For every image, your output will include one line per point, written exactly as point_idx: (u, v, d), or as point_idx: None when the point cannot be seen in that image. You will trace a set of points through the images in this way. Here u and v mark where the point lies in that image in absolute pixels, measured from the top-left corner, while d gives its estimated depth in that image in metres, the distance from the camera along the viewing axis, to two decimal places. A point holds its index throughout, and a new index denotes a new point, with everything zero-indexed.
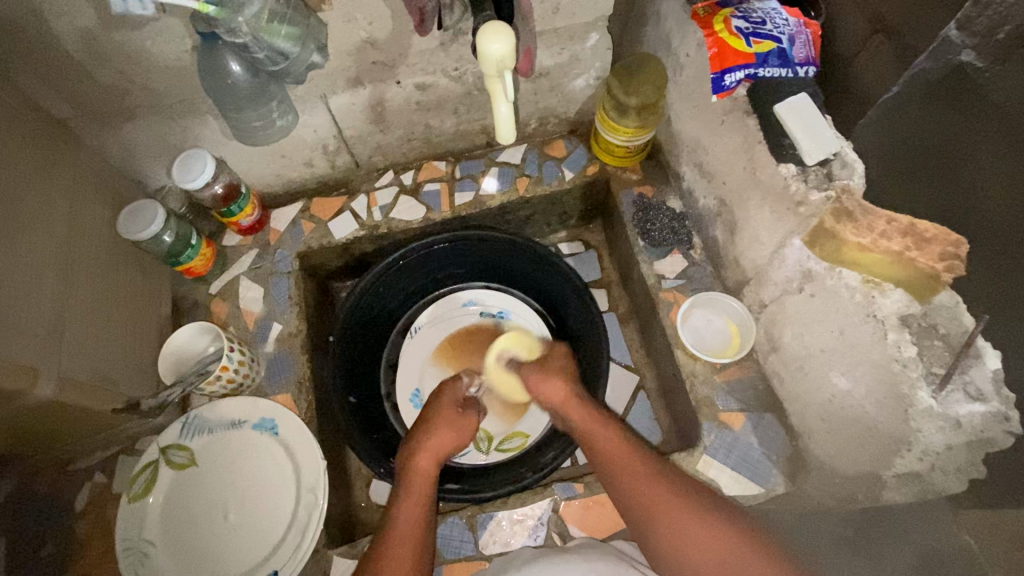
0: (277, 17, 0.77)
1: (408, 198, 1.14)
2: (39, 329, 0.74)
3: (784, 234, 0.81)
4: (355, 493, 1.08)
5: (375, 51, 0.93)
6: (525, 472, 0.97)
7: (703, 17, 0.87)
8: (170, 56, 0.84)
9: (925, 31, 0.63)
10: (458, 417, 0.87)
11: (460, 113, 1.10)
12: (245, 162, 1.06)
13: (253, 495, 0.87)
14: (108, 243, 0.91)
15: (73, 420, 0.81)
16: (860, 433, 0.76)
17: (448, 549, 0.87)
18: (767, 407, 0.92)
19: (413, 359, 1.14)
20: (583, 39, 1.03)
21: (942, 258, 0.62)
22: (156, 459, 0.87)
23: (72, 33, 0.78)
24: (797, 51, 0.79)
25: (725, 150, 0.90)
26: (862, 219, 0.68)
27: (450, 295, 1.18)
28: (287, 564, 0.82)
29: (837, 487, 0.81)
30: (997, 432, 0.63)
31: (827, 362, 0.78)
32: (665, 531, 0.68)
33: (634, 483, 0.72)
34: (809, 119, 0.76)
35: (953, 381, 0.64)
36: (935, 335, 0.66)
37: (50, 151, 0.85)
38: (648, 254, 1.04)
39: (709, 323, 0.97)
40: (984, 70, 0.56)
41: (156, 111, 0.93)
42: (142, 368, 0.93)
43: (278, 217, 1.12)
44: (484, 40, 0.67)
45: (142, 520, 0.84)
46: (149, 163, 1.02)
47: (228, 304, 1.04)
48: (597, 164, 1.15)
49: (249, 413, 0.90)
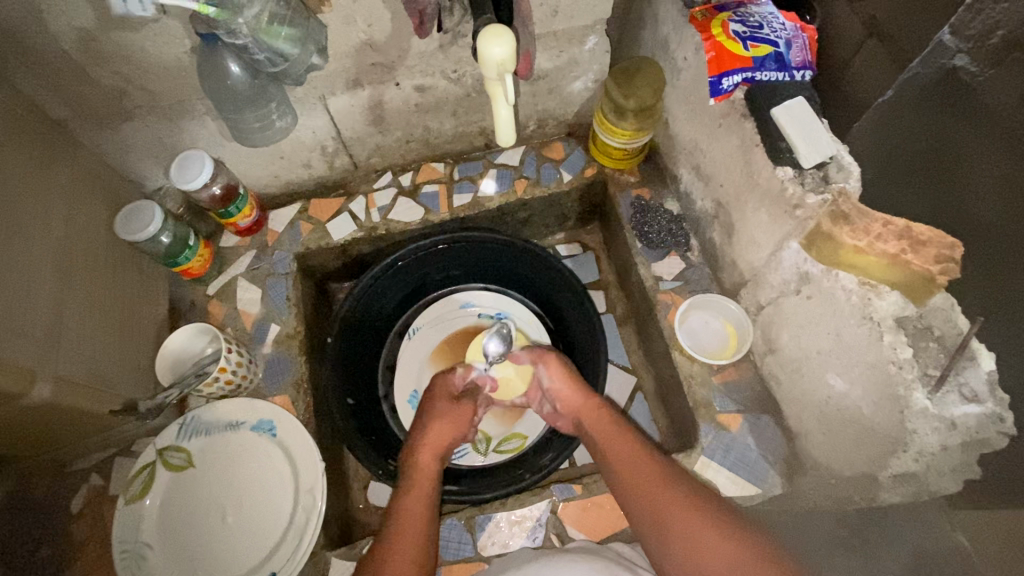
0: (277, 18, 0.77)
1: (406, 200, 1.14)
2: (35, 331, 0.74)
3: (780, 237, 0.82)
4: (353, 494, 1.08)
5: (374, 52, 0.93)
6: (524, 473, 0.99)
7: (700, 21, 0.87)
8: (169, 57, 0.84)
9: (919, 37, 0.64)
10: (453, 411, 0.90)
11: (459, 114, 1.11)
12: (242, 163, 1.06)
13: (251, 497, 0.87)
14: (105, 245, 0.91)
15: (70, 421, 0.81)
16: (856, 434, 0.76)
17: (446, 551, 0.87)
18: (763, 408, 0.92)
19: (410, 361, 1.13)
20: (581, 42, 1.04)
21: (937, 261, 0.63)
22: (152, 460, 0.87)
23: (70, 34, 0.78)
24: (793, 55, 0.80)
25: (722, 153, 0.91)
26: (859, 222, 0.69)
27: (446, 297, 1.18)
28: (285, 566, 0.82)
29: (833, 488, 0.82)
30: (991, 433, 0.64)
31: (824, 364, 0.79)
32: (671, 533, 0.67)
33: (637, 483, 0.73)
34: (805, 122, 0.77)
35: (948, 382, 0.65)
36: (930, 337, 0.67)
37: (47, 152, 0.84)
38: (645, 256, 1.05)
39: (705, 324, 0.98)
40: (977, 74, 0.57)
41: (153, 112, 0.93)
42: (139, 370, 0.93)
43: (276, 219, 1.12)
44: (484, 43, 0.67)
45: (138, 523, 0.84)
46: (146, 164, 1.01)
47: (225, 305, 1.04)
48: (594, 165, 1.15)
49: (247, 415, 0.90)
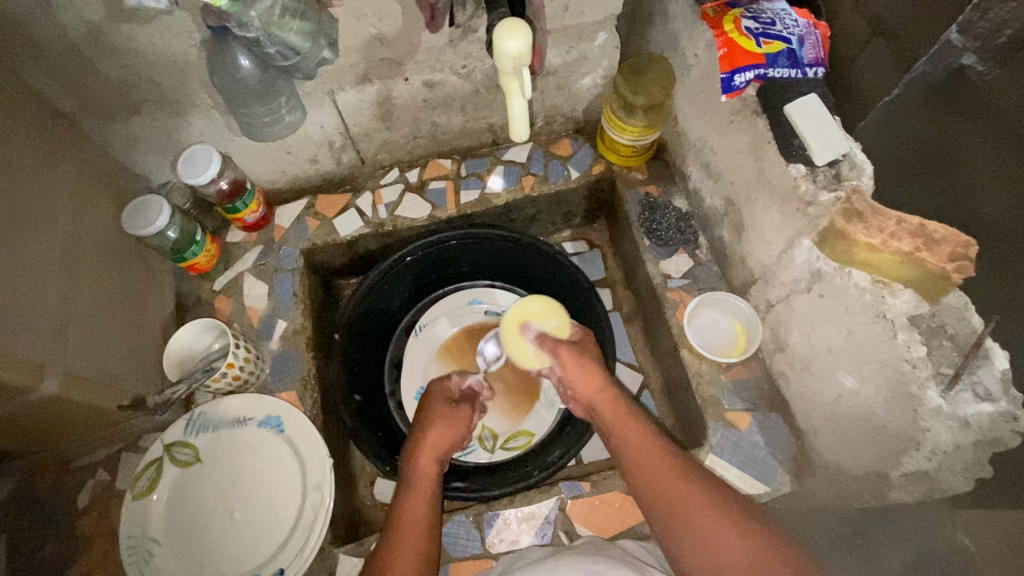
0: (289, 12, 0.77)
1: (413, 196, 1.14)
2: (44, 325, 0.73)
3: (791, 235, 0.81)
4: (359, 492, 1.08)
5: (383, 47, 0.93)
6: (532, 471, 0.98)
7: (712, 17, 0.86)
8: (178, 51, 0.83)
9: (919, 37, 0.65)
10: (452, 409, 0.88)
11: (467, 111, 1.10)
12: (249, 158, 1.05)
13: (259, 494, 0.87)
14: (112, 239, 0.90)
15: (77, 417, 0.80)
16: (867, 433, 0.76)
17: (454, 548, 0.87)
18: (771, 407, 0.92)
19: (417, 358, 1.14)
20: (591, 38, 1.04)
21: (952, 259, 0.62)
22: (159, 456, 0.87)
23: (80, 26, 0.77)
24: (805, 52, 0.79)
25: (733, 150, 0.91)
26: (872, 220, 0.69)
27: (452, 294, 1.19)
28: (293, 563, 0.81)
29: (842, 487, 0.82)
30: (1004, 432, 0.63)
31: (834, 362, 0.79)
32: (682, 529, 0.67)
33: (654, 481, 0.72)
34: (820, 121, 0.76)
35: (962, 380, 0.64)
36: (943, 335, 0.67)
37: (54, 144, 0.84)
38: (653, 254, 1.04)
39: (714, 322, 0.97)
40: (984, 74, 0.57)
41: (161, 106, 0.92)
42: (146, 365, 0.92)
43: (282, 214, 1.12)
44: (499, 37, 0.67)
45: (146, 519, 0.83)
46: (152, 158, 1.01)
47: (232, 301, 1.03)
48: (602, 163, 1.15)
49: (254, 411, 0.90)
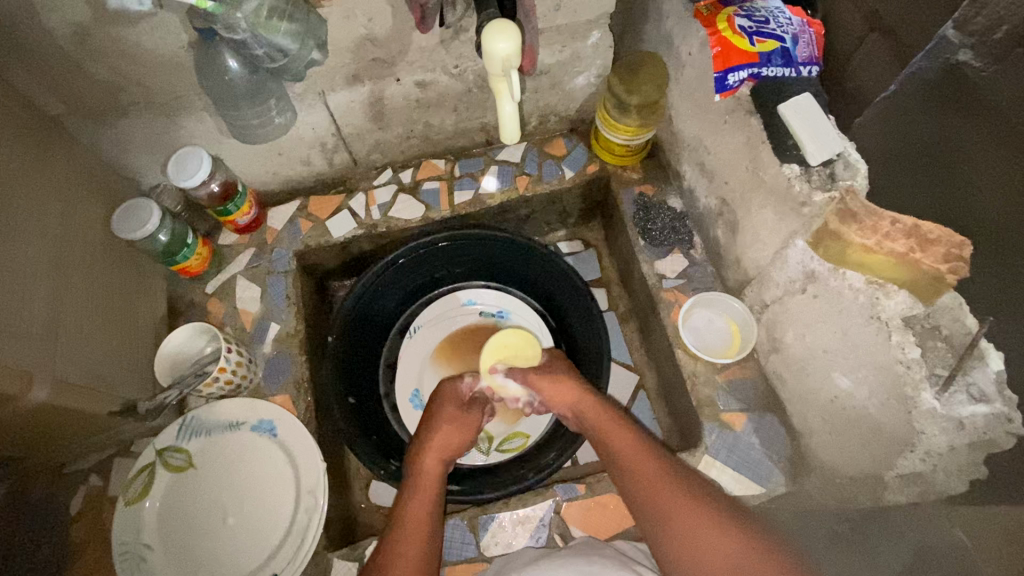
0: (277, 12, 0.76)
1: (407, 197, 1.13)
2: (34, 331, 0.73)
3: (786, 236, 0.81)
4: (354, 494, 1.08)
5: (375, 47, 0.92)
6: (527, 472, 0.98)
7: (705, 16, 0.86)
8: (165, 53, 0.82)
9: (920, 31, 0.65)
10: (460, 413, 0.88)
11: (460, 111, 1.09)
12: (239, 160, 1.04)
13: (253, 500, 0.86)
14: (102, 243, 0.89)
15: (71, 423, 0.80)
16: (862, 435, 0.76)
17: (448, 552, 0.86)
18: (766, 407, 0.92)
19: (413, 358, 1.14)
20: (584, 37, 1.03)
21: (946, 260, 0.61)
22: (152, 462, 0.86)
23: (65, 29, 0.76)
24: (799, 51, 0.79)
25: (726, 150, 0.90)
26: (866, 220, 0.68)
27: (449, 295, 1.18)
28: (288, 566, 0.82)
29: (838, 488, 0.81)
30: (998, 433, 0.61)
31: (829, 363, 0.79)
32: (663, 523, 0.68)
33: (639, 481, 0.72)
34: (810, 119, 0.75)
35: (956, 381, 0.64)
36: (938, 336, 0.66)
37: (42, 149, 0.83)
38: (648, 254, 1.04)
39: (709, 322, 0.97)
40: (980, 70, 0.56)
41: (149, 108, 0.91)
42: (139, 369, 0.92)
43: (274, 216, 1.11)
44: (490, 38, 0.66)
45: (137, 524, 0.83)
46: (142, 160, 1.00)
47: (224, 304, 1.03)
48: (597, 162, 1.14)
49: (247, 415, 0.89)
